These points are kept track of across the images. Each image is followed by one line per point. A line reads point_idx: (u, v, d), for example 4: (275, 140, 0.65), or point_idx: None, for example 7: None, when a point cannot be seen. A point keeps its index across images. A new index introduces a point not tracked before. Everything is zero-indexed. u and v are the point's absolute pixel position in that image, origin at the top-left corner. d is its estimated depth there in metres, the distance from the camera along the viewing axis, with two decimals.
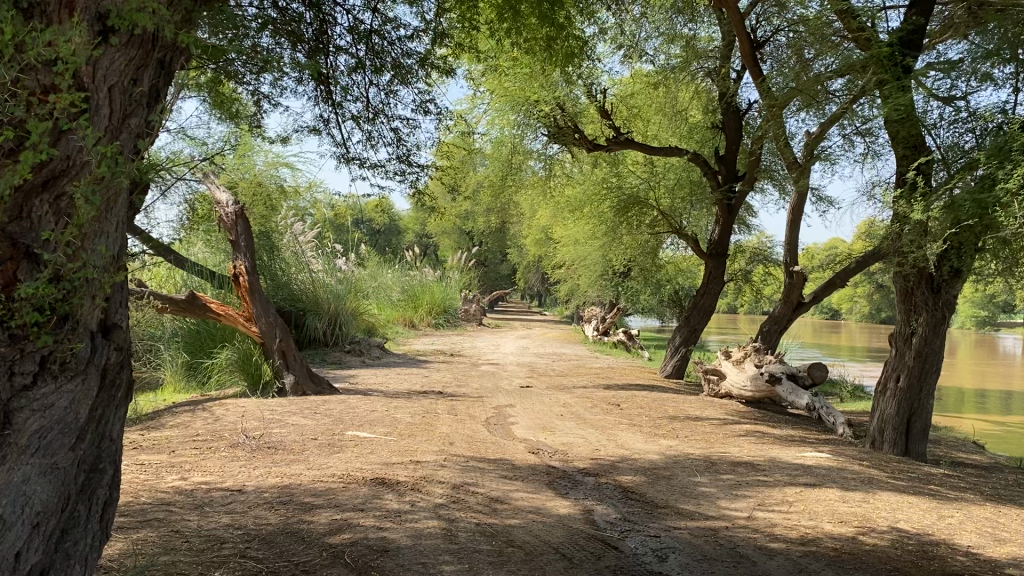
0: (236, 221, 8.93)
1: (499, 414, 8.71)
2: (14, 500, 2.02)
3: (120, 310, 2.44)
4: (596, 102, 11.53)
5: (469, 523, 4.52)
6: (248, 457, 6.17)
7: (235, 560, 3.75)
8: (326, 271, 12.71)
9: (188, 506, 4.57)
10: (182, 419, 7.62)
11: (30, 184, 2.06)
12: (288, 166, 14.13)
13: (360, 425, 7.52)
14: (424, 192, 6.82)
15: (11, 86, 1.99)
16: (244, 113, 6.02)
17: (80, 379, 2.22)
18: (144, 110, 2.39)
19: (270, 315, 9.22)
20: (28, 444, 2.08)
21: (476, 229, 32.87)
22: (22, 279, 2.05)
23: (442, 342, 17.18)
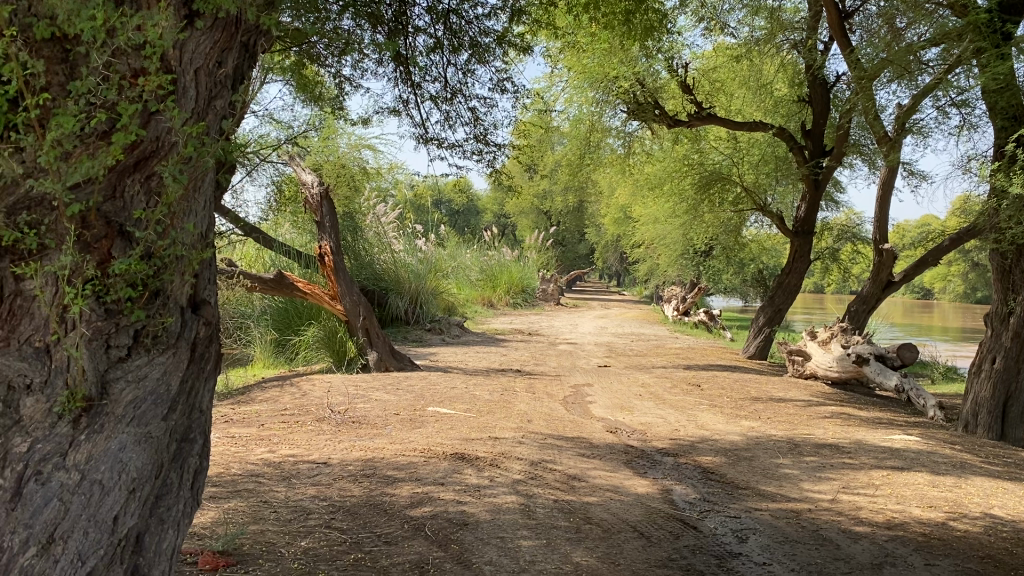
0: (321, 202, 9.13)
1: (577, 392, 8.72)
2: (111, 466, 2.10)
3: (209, 287, 2.53)
4: (678, 77, 11.30)
5: (547, 499, 4.55)
6: (333, 431, 6.35)
7: (320, 530, 3.87)
8: (407, 250, 12.82)
9: (276, 478, 4.73)
10: (271, 394, 7.88)
11: (123, 164, 2.15)
12: (369, 149, 14.33)
13: (440, 401, 7.63)
14: (502, 171, 6.83)
15: (103, 71, 2.08)
16: (328, 96, 6.12)
17: (171, 352, 2.30)
18: (228, 92, 2.46)
19: (354, 294, 9.40)
20: (123, 414, 2.16)
21: (553, 210, 32.80)
22: (117, 256, 2.15)
23: (520, 321, 17.25)
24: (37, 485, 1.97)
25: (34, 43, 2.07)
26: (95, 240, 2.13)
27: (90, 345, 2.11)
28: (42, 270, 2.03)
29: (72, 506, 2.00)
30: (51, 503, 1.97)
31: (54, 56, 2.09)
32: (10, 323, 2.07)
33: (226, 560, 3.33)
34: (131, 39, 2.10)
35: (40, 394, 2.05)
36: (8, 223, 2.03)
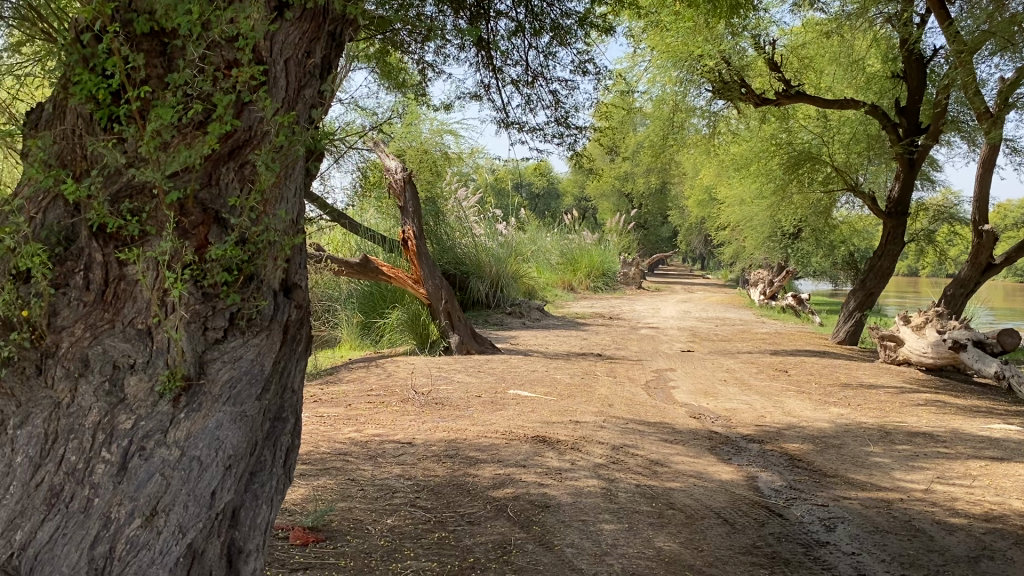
0: (404, 186, 9.23)
1: (659, 377, 8.64)
2: (209, 443, 2.16)
3: (300, 271, 2.61)
4: (765, 54, 10.99)
5: (629, 484, 4.54)
6: (417, 411, 6.46)
7: (406, 509, 3.96)
8: (488, 234, 12.97)
9: (363, 457, 4.86)
10: (357, 375, 8.07)
11: (217, 154, 2.24)
12: (451, 134, 14.43)
13: (522, 384, 7.69)
14: (583, 154, 6.79)
15: (199, 63, 2.16)
16: (412, 82, 6.19)
17: (265, 335, 2.37)
18: (317, 82, 2.52)
19: (436, 277, 9.51)
20: (220, 393, 2.23)
21: (635, 193, 32.42)
22: (213, 241, 2.24)
23: (600, 305, 17.15)
24: (141, 460, 2.07)
25: (135, 38, 2.17)
26: (193, 226, 2.22)
27: (189, 326, 2.21)
28: (144, 255, 2.13)
29: (173, 481, 2.09)
30: (153, 477, 2.06)
31: (153, 50, 2.18)
32: (115, 306, 2.19)
33: (316, 535, 3.46)
34: (224, 32, 2.16)
35: (142, 373, 2.15)
36: (112, 210, 2.14)
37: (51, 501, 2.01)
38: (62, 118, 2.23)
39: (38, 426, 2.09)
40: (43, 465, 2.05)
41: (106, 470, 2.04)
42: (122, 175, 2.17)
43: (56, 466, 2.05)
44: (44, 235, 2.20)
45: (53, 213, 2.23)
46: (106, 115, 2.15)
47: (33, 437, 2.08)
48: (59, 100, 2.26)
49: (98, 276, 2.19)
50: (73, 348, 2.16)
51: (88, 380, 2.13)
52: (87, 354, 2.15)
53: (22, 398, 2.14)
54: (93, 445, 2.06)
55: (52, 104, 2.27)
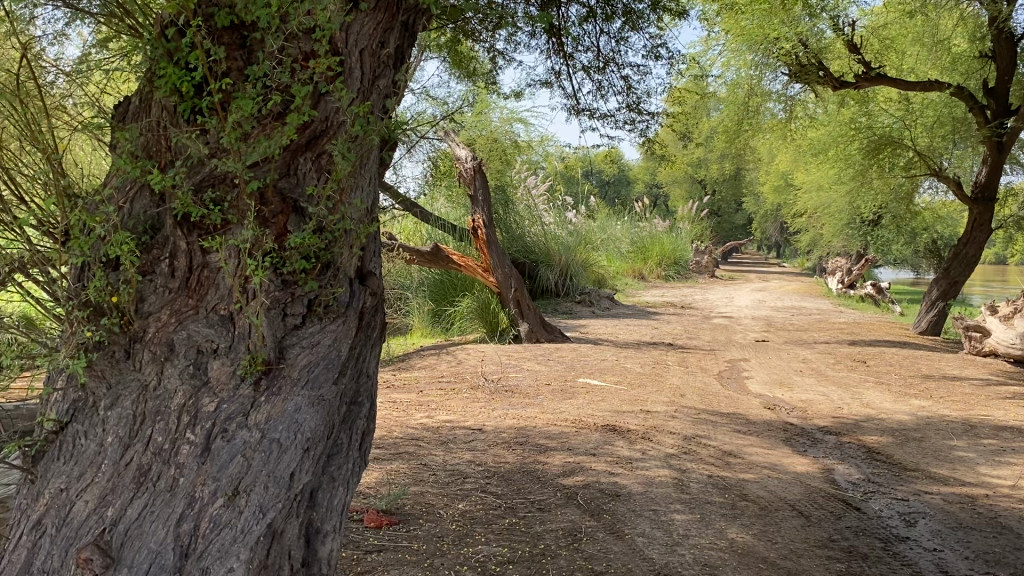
0: (474, 176, 9.35)
1: (732, 367, 8.51)
2: (288, 426, 2.22)
3: (374, 259, 2.65)
4: (844, 36, 10.65)
5: (701, 474, 4.49)
6: (487, 398, 6.51)
7: (477, 494, 4.00)
8: (557, 222, 12.96)
9: (434, 442, 4.92)
10: (429, 362, 8.17)
11: (296, 144, 2.30)
12: (521, 122, 14.42)
13: (592, 373, 7.67)
14: (655, 141, 6.71)
15: (278, 55, 2.21)
16: (483, 71, 6.19)
17: (341, 321, 2.42)
18: (391, 72, 2.55)
19: (506, 265, 9.57)
20: (299, 377, 2.29)
21: (708, 180, 31.86)
22: (292, 230, 2.30)
23: (672, 294, 16.95)
24: (223, 442, 2.14)
25: (216, 31, 2.23)
26: (273, 215, 2.28)
27: (269, 312, 2.27)
28: (226, 243, 2.19)
29: (254, 462, 2.15)
30: (236, 459, 2.13)
31: (234, 44, 2.25)
32: (199, 292, 2.27)
33: (389, 518, 3.54)
34: (302, 24, 2.20)
35: (225, 357, 2.23)
36: (196, 199, 2.20)
37: (140, 480, 2.10)
38: (147, 111, 2.31)
39: (127, 408, 2.20)
40: (132, 445, 2.15)
41: (191, 451, 2.12)
42: (204, 165, 2.24)
43: (144, 446, 2.14)
44: (131, 224, 2.29)
45: (140, 204, 2.32)
46: (189, 108, 2.22)
47: (123, 418, 2.19)
48: (144, 93, 2.34)
49: (182, 263, 2.27)
50: (159, 333, 2.25)
51: (173, 364, 2.22)
52: (172, 339, 2.24)
53: (112, 379, 2.25)
54: (178, 427, 2.15)
55: (138, 98, 2.35)
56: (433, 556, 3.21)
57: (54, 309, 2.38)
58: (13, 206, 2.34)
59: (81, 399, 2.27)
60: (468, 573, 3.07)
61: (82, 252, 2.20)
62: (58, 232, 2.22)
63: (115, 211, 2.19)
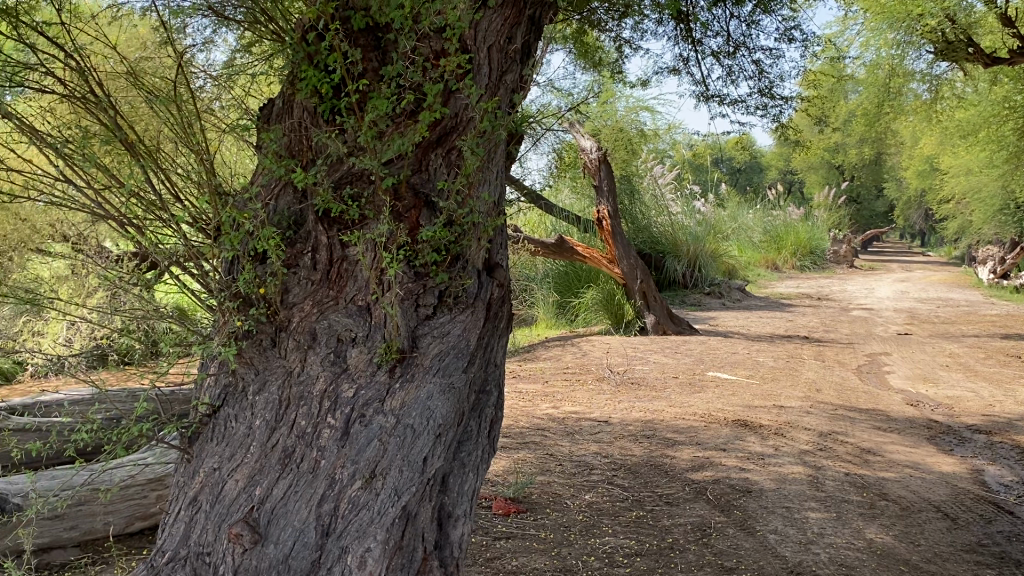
0: (599, 166, 9.32)
1: (872, 361, 8.15)
2: (421, 412, 2.29)
3: (501, 251, 2.70)
4: (996, 9, 9.92)
5: (838, 472, 4.33)
6: (613, 391, 6.51)
7: (604, 486, 4.02)
8: (685, 213, 12.75)
9: (561, 433, 4.96)
10: (554, 353, 8.24)
11: (427, 141, 2.38)
12: (648, 110, 14.29)
13: (722, 366, 7.52)
14: (789, 126, 6.49)
15: (411, 55, 2.29)
16: (608, 60, 6.14)
17: (470, 311, 2.48)
18: (518, 66, 2.59)
19: (631, 256, 9.54)
20: (430, 366, 2.36)
21: (847, 166, 30.45)
22: (424, 224, 2.38)
23: (807, 285, 16.33)
24: (361, 426, 2.24)
25: (353, 34, 2.34)
26: (406, 210, 2.37)
27: (403, 304, 2.35)
28: (364, 236, 2.29)
29: (389, 446, 2.23)
30: (373, 443, 2.22)
31: (369, 45, 2.35)
32: (339, 284, 2.37)
33: (517, 506, 3.63)
34: (433, 23, 2.26)
35: (363, 346, 2.33)
36: (336, 196, 2.31)
37: (285, 461, 2.22)
38: (290, 112, 2.44)
39: (273, 393, 2.33)
40: (278, 428, 2.27)
41: (331, 434, 2.23)
42: (343, 163, 2.35)
43: (288, 429, 2.26)
44: (276, 220, 2.42)
45: (284, 200, 2.45)
46: (329, 108, 2.33)
47: (269, 403, 2.32)
48: (287, 95, 2.46)
49: (323, 257, 2.39)
50: (303, 322, 2.37)
51: (315, 351, 2.34)
52: (315, 328, 2.36)
53: (260, 366, 2.38)
54: (319, 412, 2.27)
55: (281, 99, 2.48)
56: (561, 545, 3.25)
57: (207, 299, 2.54)
58: (171, 203, 2.51)
59: (232, 384, 2.42)
60: (594, 563, 3.09)
61: (232, 245, 2.33)
62: (211, 228, 2.37)
63: (262, 206, 2.31)
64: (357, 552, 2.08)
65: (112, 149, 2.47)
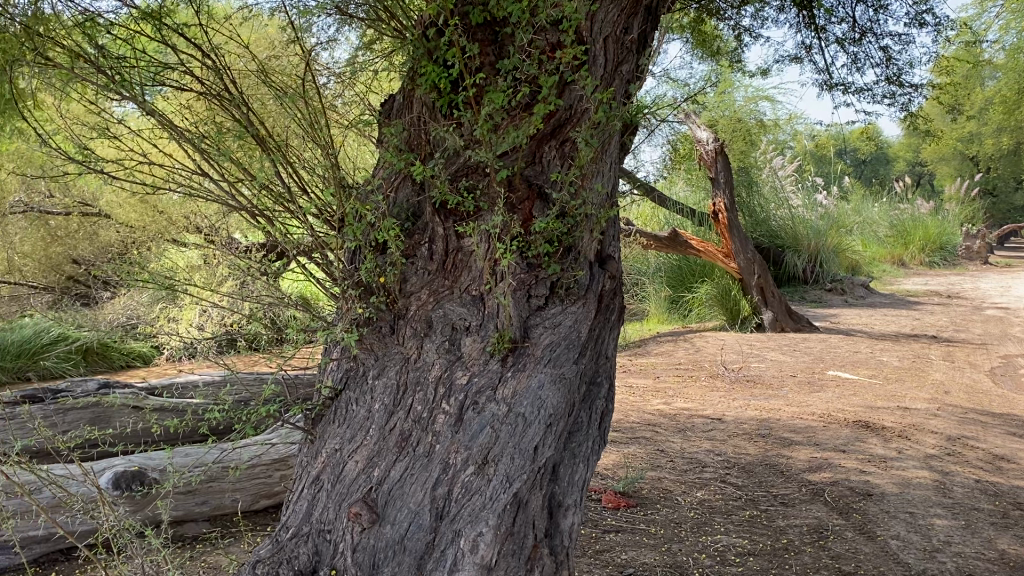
0: (716, 158, 9.26)
1: (1008, 364, 7.68)
2: (532, 401, 2.32)
3: (613, 243, 2.70)
4: None
5: (967, 478, 4.12)
6: (727, 388, 6.38)
7: (716, 484, 3.96)
8: (807, 206, 12.39)
9: (672, 430, 4.91)
10: (666, 348, 8.15)
11: (541, 133, 2.40)
12: (768, 99, 13.91)
13: (843, 365, 7.26)
14: (920, 115, 6.18)
15: (527, 48, 2.32)
16: (727, 49, 6.00)
17: (581, 303, 2.49)
18: (634, 57, 2.58)
19: (749, 251, 9.34)
20: (542, 355, 2.38)
21: (983, 158, 28.63)
22: (537, 216, 2.42)
23: (937, 282, 15.47)
24: (474, 413, 2.29)
25: (471, 29, 2.40)
26: (519, 201, 2.41)
27: (516, 294, 2.39)
28: (478, 227, 2.33)
29: (501, 433, 2.26)
30: (485, 430, 2.26)
31: (486, 39, 2.40)
32: (453, 274, 2.43)
33: (627, 501, 3.63)
34: (550, 16, 2.29)
35: (476, 334, 2.38)
36: (452, 188, 2.37)
37: (402, 445, 2.30)
38: (410, 108, 2.51)
39: (392, 378, 2.41)
40: (396, 412, 2.36)
41: (445, 420, 2.29)
42: (460, 156, 2.40)
43: (405, 414, 2.34)
44: (396, 212, 2.51)
45: (403, 193, 2.53)
46: (447, 103, 2.40)
47: (388, 387, 2.40)
48: (407, 90, 2.53)
49: (440, 248, 2.45)
50: (420, 311, 2.44)
51: (432, 339, 2.41)
52: (431, 316, 2.43)
53: (379, 352, 2.47)
54: (435, 398, 2.33)
55: (401, 95, 2.55)
56: (672, 541, 3.23)
57: (330, 288, 2.64)
58: (298, 195, 2.63)
59: (353, 368, 2.52)
60: (706, 560, 3.05)
61: (354, 236, 2.41)
62: (335, 219, 2.47)
63: (382, 198, 2.39)
64: (470, 536, 2.13)
65: (245, 144, 2.61)
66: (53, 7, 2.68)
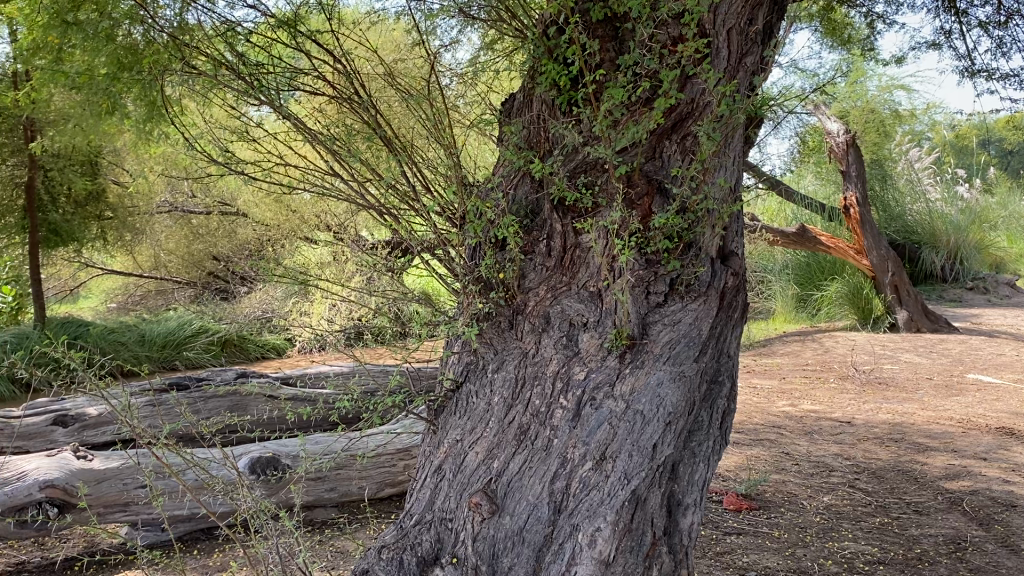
0: (847, 150, 8.90)
1: None
2: (651, 399, 2.31)
3: (736, 239, 2.66)
4: None
5: None
6: (858, 390, 6.15)
7: (844, 489, 3.83)
8: (946, 199, 11.76)
9: (798, 432, 4.78)
10: (793, 348, 7.93)
11: (662, 127, 2.39)
12: (903, 88, 13.20)
13: (985, 369, 6.85)
14: None
15: (648, 43, 2.31)
16: (859, 37, 5.77)
17: (702, 300, 2.46)
18: (759, 48, 2.52)
19: (883, 247, 8.99)
20: (660, 353, 2.37)
21: None
22: (656, 212, 2.40)
23: None
24: (593, 409, 2.30)
25: (592, 26, 2.41)
26: (638, 197, 2.40)
27: (634, 290, 2.39)
28: (596, 224, 2.34)
29: (620, 430, 2.27)
30: (603, 426, 2.27)
31: (607, 35, 2.41)
32: (571, 270, 2.46)
33: (750, 503, 3.57)
34: (671, 10, 2.28)
35: (593, 331, 2.39)
36: (571, 185, 2.40)
37: (521, 438, 2.33)
38: (530, 107, 2.54)
39: (511, 372, 2.45)
40: (515, 405, 2.39)
41: (563, 415, 2.32)
42: (578, 153, 2.42)
43: (524, 408, 2.37)
44: (515, 209, 2.56)
45: (522, 190, 2.57)
46: (567, 100, 2.42)
47: (507, 381, 2.45)
48: (527, 89, 2.56)
49: (557, 244, 2.48)
50: (538, 307, 2.48)
51: (550, 334, 2.43)
52: (548, 312, 2.45)
53: (499, 346, 2.52)
54: (553, 392, 2.36)
55: (521, 94, 2.59)
56: (796, 546, 3.15)
57: (452, 284, 2.71)
58: (422, 194, 2.71)
59: (473, 362, 2.57)
60: (832, 567, 2.96)
61: (475, 232, 2.47)
62: (457, 216, 2.53)
63: (502, 196, 2.44)
64: (588, 531, 2.14)
65: (372, 145, 2.71)
66: (197, 17, 2.85)
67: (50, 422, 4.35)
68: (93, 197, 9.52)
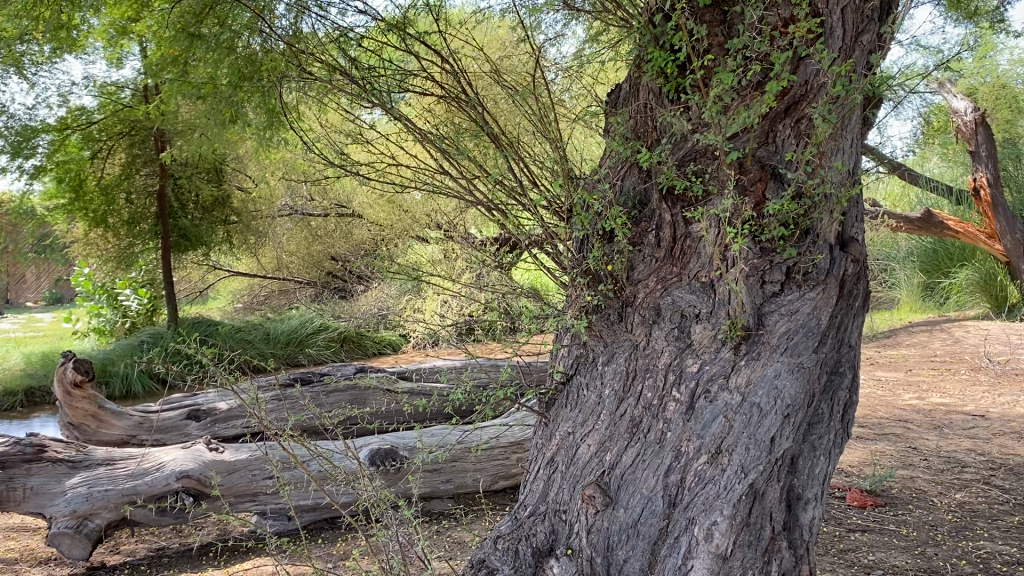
0: (975, 128, 8.37)
1: None
2: (768, 391, 2.26)
3: (856, 225, 2.55)
4: None
5: None
6: (992, 382, 5.83)
7: (978, 485, 3.63)
8: None
9: (926, 426, 4.57)
10: (919, 339, 7.58)
11: (774, 111, 2.34)
12: None
13: None
14: None
15: (758, 25, 2.26)
16: (988, 8, 5.43)
17: (820, 289, 2.37)
18: (876, 25, 2.40)
19: (1017, 230, 8.43)
20: (778, 343, 2.31)
21: None
22: (770, 197, 2.34)
23: None
24: (706, 402, 2.26)
25: (698, 10, 2.38)
26: (751, 183, 2.35)
27: (747, 279, 2.34)
28: (707, 212, 2.31)
29: (735, 423, 2.23)
30: (718, 419, 2.23)
31: (714, 19, 2.38)
32: (682, 261, 2.43)
33: (875, 499, 3.44)
34: None
35: (706, 322, 2.34)
36: (680, 173, 2.37)
37: (633, 431, 2.32)
38: (636, 96, 2.53)
39: (621, 365, 2.44)
40: (627, 398, 2.38)
41: (676, 407, 2.29)
42: (687, 140, 2.41)
43: (636, 400, 2.36)
44: (623, 199, 2.56)
45: (630, 180, 2.58)
46: (674, 87, 2.40)
47: (618, 373, 2.44)
48: (634, 79, 2.55)
49: (667, 235, 2.47)
50: (647, 298, 2.46)
51: (661, 326, 2.41)
52: (659, 303, 2.43)
53: (609, 339, 2.51)
54: (666, 385, 2.33)
55: (628, 83, 2.58)
56: (926, 545, 3.01)
57: (561, 277, 2.72)
58: (529, 188, 2.72)
59: (583, 354, 2.57)
60: (967, 567, 2.81)
61: (583, 225, 2.47)
62: (565, 209, 2.54)
63: (609, 187, 2.43)
64: (705, 524, 2.12)
65: (479, 142, 2.75)
66: (311, 25, 2.97)
67: (184, 416, 4.61)
68: (219, 202, 10.05)
